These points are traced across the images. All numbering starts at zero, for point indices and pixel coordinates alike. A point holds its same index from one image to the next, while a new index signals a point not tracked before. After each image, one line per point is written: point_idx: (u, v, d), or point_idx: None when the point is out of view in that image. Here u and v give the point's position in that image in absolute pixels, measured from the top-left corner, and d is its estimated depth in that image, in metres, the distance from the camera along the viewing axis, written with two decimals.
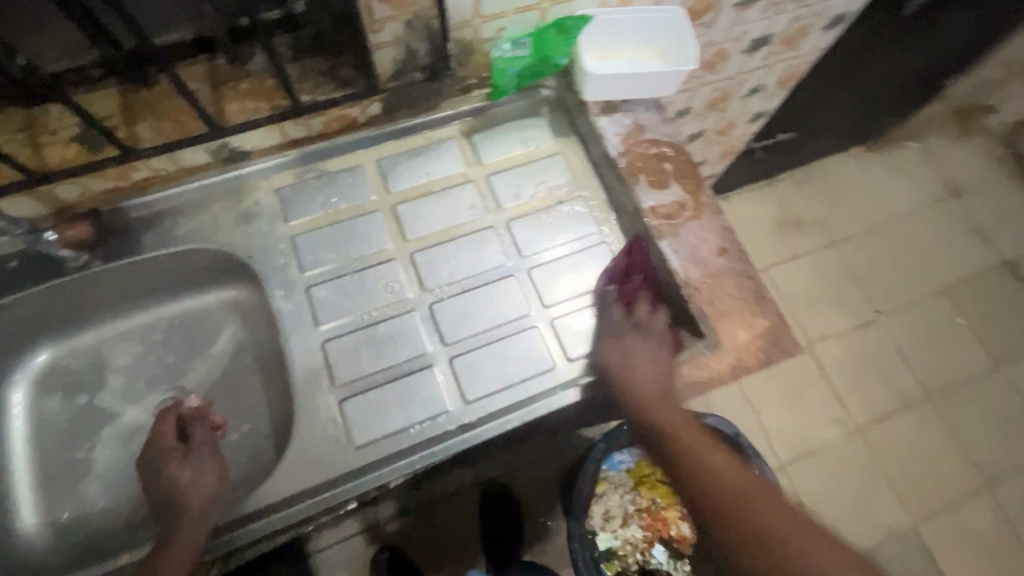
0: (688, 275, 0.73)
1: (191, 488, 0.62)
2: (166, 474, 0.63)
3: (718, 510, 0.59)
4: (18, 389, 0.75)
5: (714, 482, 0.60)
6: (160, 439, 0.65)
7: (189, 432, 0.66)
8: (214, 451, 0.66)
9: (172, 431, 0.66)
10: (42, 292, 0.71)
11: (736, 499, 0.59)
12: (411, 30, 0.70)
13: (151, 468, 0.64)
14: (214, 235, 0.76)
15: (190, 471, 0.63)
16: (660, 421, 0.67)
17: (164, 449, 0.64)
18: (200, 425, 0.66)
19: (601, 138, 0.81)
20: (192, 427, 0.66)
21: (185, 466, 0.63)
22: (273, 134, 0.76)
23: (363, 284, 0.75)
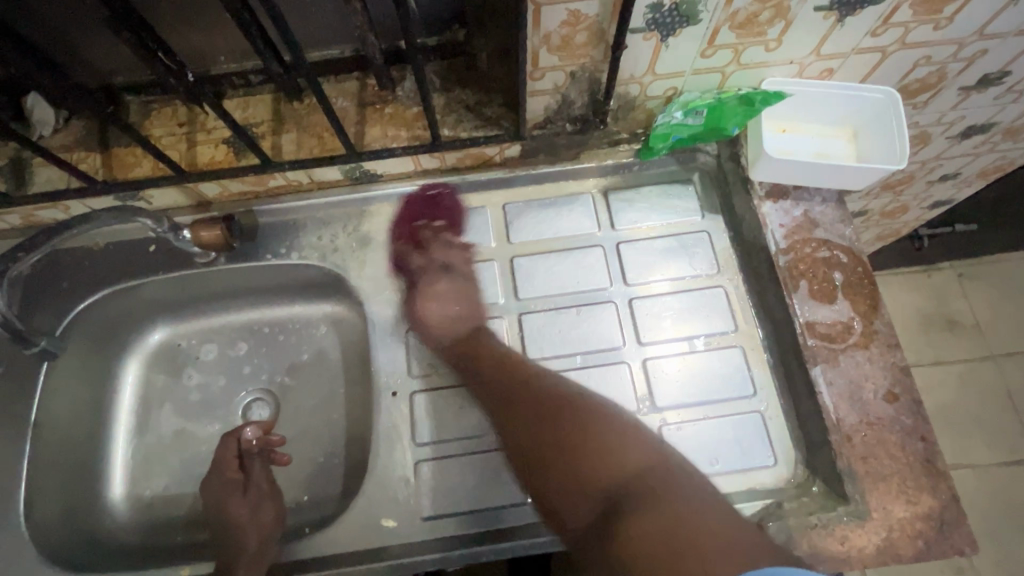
0: (841, 417, 0.60)
1: (248, 519, 0.66)
2: (227, 507, 0.67)
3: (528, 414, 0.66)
4: (133, 361, 0.78)
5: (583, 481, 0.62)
6: (221, 472, 0.69)
7: (248, 466, 0.70)
8: (270, 484, 0.70)
9: (233, 463, 0.69)
10: (170, 279, 0.74)
11: (546, 445, 0.64)
12: (573, 81, 0.63)
13: (213, 498, 0.68)
14: (331, 254, 0.74)
15: (247, 503, 0.68)
16: (565, 425, 0.64)
17: (225, 481, 0.69)
18: (258, 461, 0.70)
19: (761, 227, 0.69)
20: (252, 463, 0.70)
21: (243, 499, 0.67)
22: (407, 163, 0.73)
23: (465, 337, 0.70)
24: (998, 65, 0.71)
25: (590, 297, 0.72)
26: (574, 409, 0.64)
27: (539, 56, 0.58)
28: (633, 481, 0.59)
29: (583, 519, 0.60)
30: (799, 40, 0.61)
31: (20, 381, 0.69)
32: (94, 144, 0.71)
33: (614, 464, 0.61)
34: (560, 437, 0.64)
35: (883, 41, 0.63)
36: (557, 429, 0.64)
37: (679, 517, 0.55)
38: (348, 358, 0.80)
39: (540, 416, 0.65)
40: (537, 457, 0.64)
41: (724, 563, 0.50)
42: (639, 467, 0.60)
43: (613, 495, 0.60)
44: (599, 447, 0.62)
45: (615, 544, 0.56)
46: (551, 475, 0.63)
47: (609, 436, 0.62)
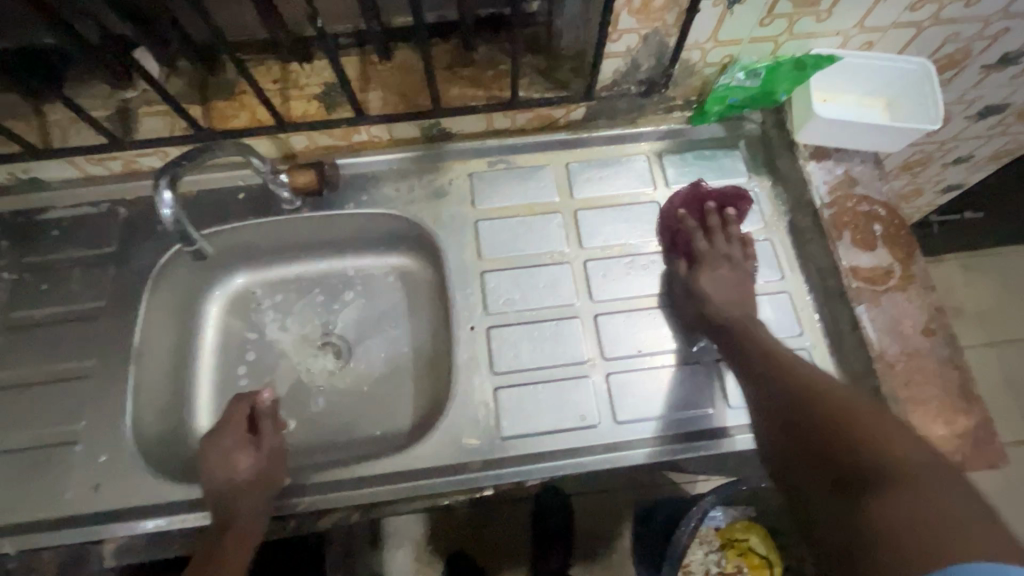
0: (884, 348, 0.67)
1: (259, 480, 0.61)
2: (229, 469, 0.61)
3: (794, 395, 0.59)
4: (215, 302, 0.83)
5: (879, 445, 0.50)
6: (230, 430, 0.63)
7: (259, 428, 0.63)
8: (281, 446, 0.64)
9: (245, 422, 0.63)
10: (257, 224, 0.79)
11: (833, 407, 0.55)
12: (645, 44, 0.69)
13: (218, 459, 0.61)
14: (408, 205, 0.80)
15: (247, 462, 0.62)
16: (826, 401, 0.56)
17: (236, 439, 0.62)
18: (270, 423, 0.64)
19: (806, 184, 0.76)
20: (264, 424, 0.64)
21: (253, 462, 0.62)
22: (481, 121, 0.79)
23: (535, 280, 0.76)
24: (1017, 45, 0.79)
25: (647, 246, 0.79)
26: (824, 387, 0.58)
27: (621, 18, 0.65)
28: (934, 460, 0.48)
29: (820, 487, 0.52)
30: (847, 13, 0.69)
31: (123, 311, 0.73)
32: (194, 96, 0.76)
33: (833, 390, 0.57)
34: (839, 447, 0.52)
35: (919, 17, 0.71)
36: (818, 408, 0.56)
37: (905, 457, 0.49)
38: (416, 305, 0.86)
39: (815, 393, 0.57)
40: (796, 422, 0.57)
41: (933, 499, 0.45)
42: (930, 460, 0.48)
43: (858, 465, 0.50)
44: (858, 435, 0.52)
45: (871, 532, 0.46)
46: (809, 430, 0.55)
47: (829, 392, 0.57)
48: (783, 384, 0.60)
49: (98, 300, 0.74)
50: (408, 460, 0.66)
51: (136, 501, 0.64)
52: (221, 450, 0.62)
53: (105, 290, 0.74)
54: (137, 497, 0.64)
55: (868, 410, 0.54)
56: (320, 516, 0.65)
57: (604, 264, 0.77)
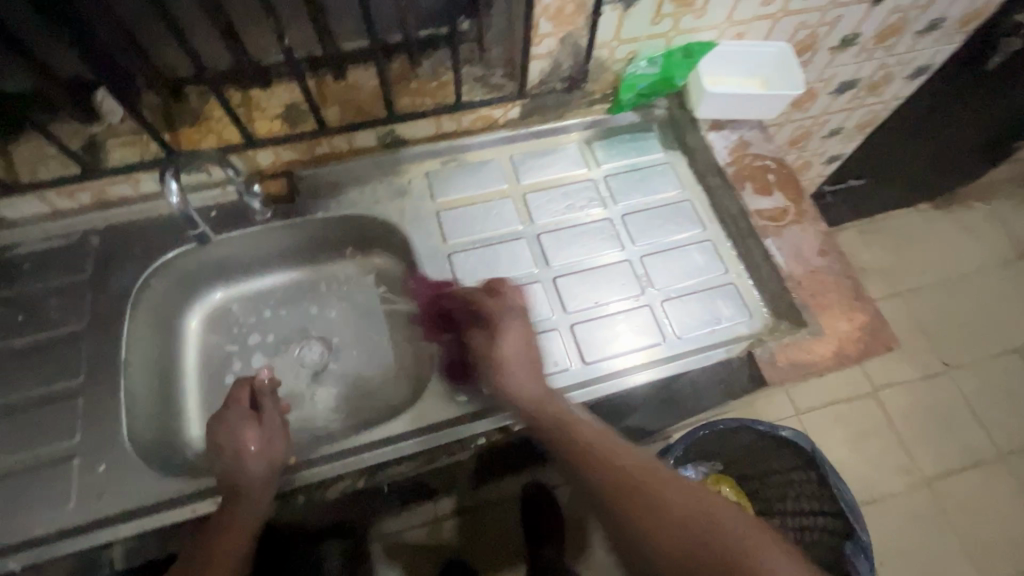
0: (791, 269, 0.81)
1: (265, 450, 0.66)
2: (235, 444, 0.65)
3: (562, 447, 0.67)
4: (195, 318, 0.87)
5: (676, 518, 0.59)
6: (233, 408, 0.68)
7: (260, 404, 0.69)
8: (281, 422, 0.69)
9: (247, 402, 0.69)
10: (231, 238, 0.85)
11: (618, 472, 0.63)
12: (563, 45, 0.83)
13: (225, 437, 0.65)
14: (374, 205, 0.88)
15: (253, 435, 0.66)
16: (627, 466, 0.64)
17: (240, 416, 0.67)
18: (271, 400, 0.70)
19: (710, 150, 0.92)
20: (265, 401, 0.70)
21: (259, 434, 0.66)
22: (431, 125, 0.90)
23: (496, 255, 0.86)
24: (850, 29, 1.00)
25: (589, 216, 0.91)
26: (642, 481, 0.63)
27: (540, 23, 0.78)
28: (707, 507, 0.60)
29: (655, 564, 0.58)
30: (718, 9, 0.85)
31: (106, 330, 0.76)
32: (160, 124, 0.81)
33: (625, 454, 0.65)
34: (649, 506, 0.61)
35: (773, 10, 0.89)
36: (589, 439, 0.66)
37: (668, 504, 0.61)
38: (390, 298, 0.93)
39: (607, 464, 0.64)
40: (584, 446, 0.66)
41: None
42: (684, 501, 0.61)
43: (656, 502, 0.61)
44: (652, 501, 0.61)
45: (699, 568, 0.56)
46: (640, 501, 0.61)
47: (670, 491, 0.62)
48: (596, 455, 0.65)
49: (79, 323, 0.76)
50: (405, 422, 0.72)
51: (142, 501, 0.65)
52: (227, 428, 0.66)
53: (85, 312, 0.77)
54: (144, 496, 0.66)
55: (639, 463, 0.65)
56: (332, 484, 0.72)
57: (554, 236, 0.88)
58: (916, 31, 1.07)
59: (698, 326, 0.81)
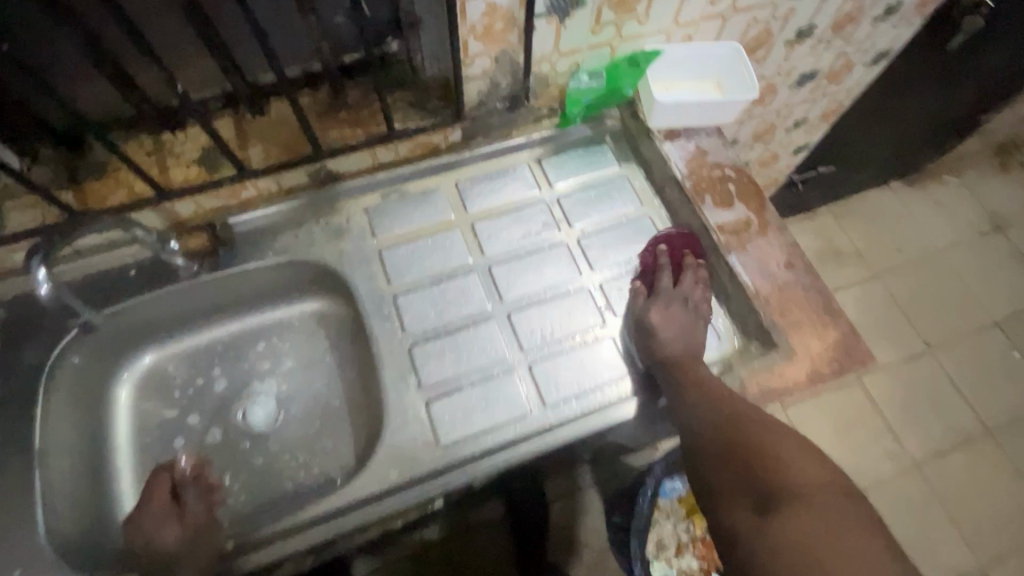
0: (758, 287, 0.76)
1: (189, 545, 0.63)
2: (159, 543, 0.63)
3: (749, 426, 0.67)
4: (124, 387, 0.80)
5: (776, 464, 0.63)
6: (151, 505, 0.65)
7: (182, 496, 0.66)
8: (207, 513, 0.66)
9: (164, 496, 0.65)
10: (153, 298, 0.78)
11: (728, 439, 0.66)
12: (497, 64, 0.77)
13: (145, 537, 0.63)
14: (309, 248, 0.82)
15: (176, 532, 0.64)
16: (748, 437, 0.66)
17: (158, 514, 0.64)
18: (193, 489, 0.66)
19: (666, 162, 0.86)
20: (186, 491, 0.66)
21: (180, 529, 0.63)
22: (365, 157, 0.84)
23: (446, 294, 0.80)
24: (805, 21, 0.95)
25: (542, 242, 0.85)
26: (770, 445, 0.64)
27: (469, 43, 0.72)
28: (834, 487, 0.61)
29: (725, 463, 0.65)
30: (662, 11, 0.80)
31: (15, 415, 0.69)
32: (63, 181, 0.75)
33: (805, 471, 0.62)
34: (747, 444, 0.65)
35: (721, 8, 0.84)
36: (745, 434, 0.66)
37: (788, 462, 0.63)
38: (339, 345, 0.87)
39: (733, 418, 0.67)
40: (727, 438, 0.67)
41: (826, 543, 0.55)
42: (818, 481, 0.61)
43: (769, 488, 0.61)
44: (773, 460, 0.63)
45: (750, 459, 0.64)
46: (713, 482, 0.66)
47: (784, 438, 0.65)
48: (748, 431, 0.66)
49: None
50: (353, 489, 0.67)
51: None
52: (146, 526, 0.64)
53: None
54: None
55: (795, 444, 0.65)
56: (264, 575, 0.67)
57: (508, 268, 0.83)
58: (874, 16, 1.02)
59: None
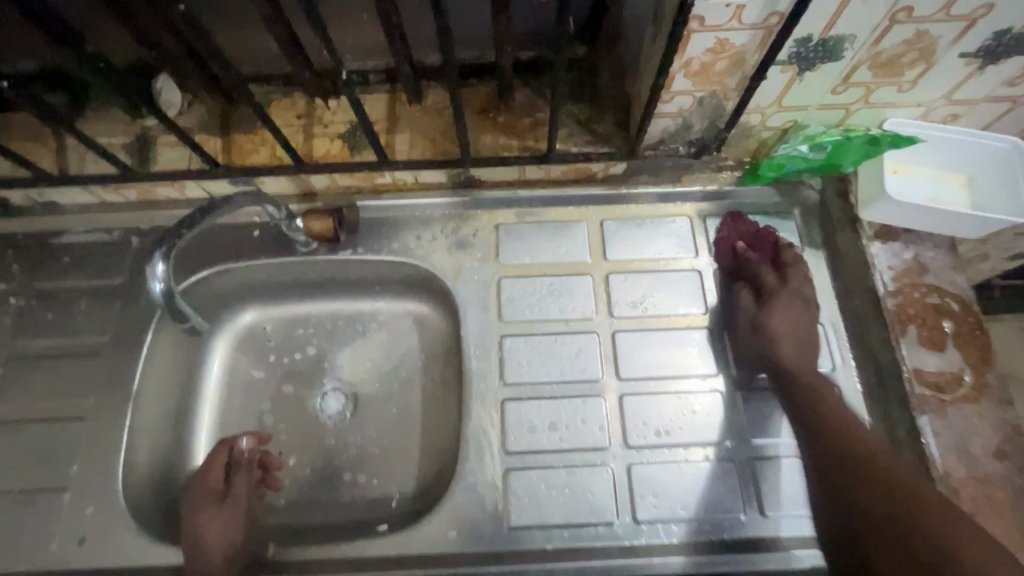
0: (948, 469, 0.59)
1: (220, 533, 0.62)
2: (197, 520, 0.62)
3: (845, 478, 0.57)
4: (221, 342, 0.80)
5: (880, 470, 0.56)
6: (207, 475, 0.65)
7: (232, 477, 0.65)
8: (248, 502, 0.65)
9: (219, 473, 0.65)
10: (269, 265, 0.76)
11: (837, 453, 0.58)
12: (699, 106, 0.63)
13: (190, 508, 0.64)
14: (429, 254, 0.75)
15: (221, 517, 0.63)
16: (861, 461, 0.57)
17: (207, 488, 0.64)
18: (241, 474, 0.65)
19: (869, 267, 0.69)
20: (237, 475, 0.65)
21: (218, 513, 0.63)
22: (513, 172, 0.74)
23: (558, 349, 0.70)
24: None
25: (682, 318, 0.72)
26: (883, 465, 0.56)
27: (675, 79, 0.58)
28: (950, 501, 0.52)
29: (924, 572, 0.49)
30: (935, 83, 0.61)
31: (126, 349, 0.71)
32: (214, 128, 0.73)
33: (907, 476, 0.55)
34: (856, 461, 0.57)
35: (1019, 92, 0.62)
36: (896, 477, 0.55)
37: (889, 472, 0.56)
38: (430, 357, 0.82)
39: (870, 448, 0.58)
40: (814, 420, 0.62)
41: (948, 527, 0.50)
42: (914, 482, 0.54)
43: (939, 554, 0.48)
44: (881, 476, 0.55)
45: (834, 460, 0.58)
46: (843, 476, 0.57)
47: (877, 452, 0.58)
48: (870, 484, 0.55)
49: (103, 336, 0.71)
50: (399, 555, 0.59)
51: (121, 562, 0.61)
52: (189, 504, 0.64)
53: (111, 325, 0.72)
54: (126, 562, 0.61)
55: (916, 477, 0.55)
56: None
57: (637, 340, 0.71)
58: None
59: (789, 508, 0.63)
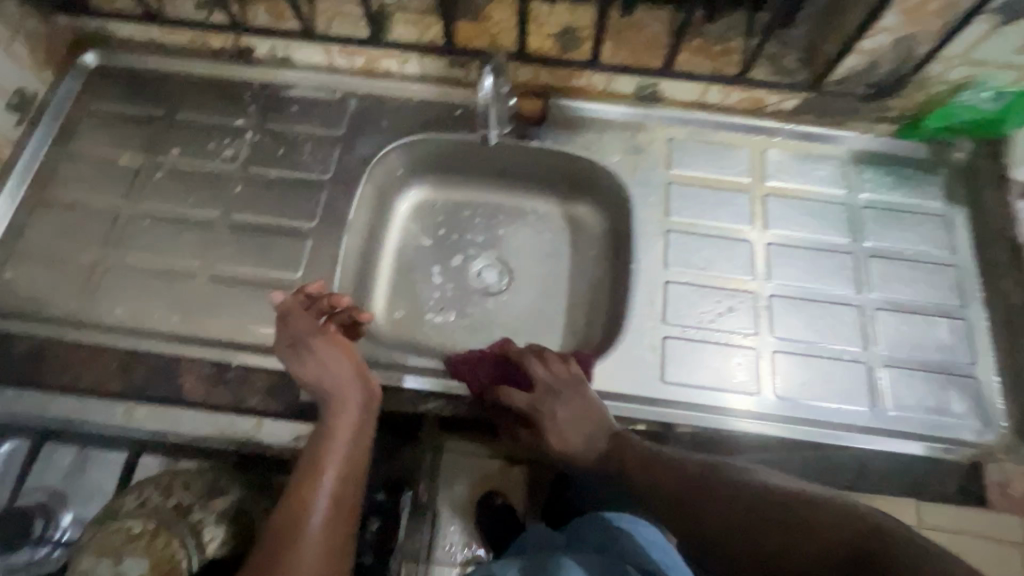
0: None
1: (325, 372, 0.62)
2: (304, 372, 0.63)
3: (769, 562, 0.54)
4: (405, 202, 0.92)
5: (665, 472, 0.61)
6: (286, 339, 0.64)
7: (298, 321, 0.64)
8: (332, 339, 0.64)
9: (286, 330, 0.64)
10: (463, 140, 0.87)
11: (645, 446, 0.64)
12: (896, 47, 0.72)
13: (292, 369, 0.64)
14: (607, 153, 0.85)
15: (321, 360, 0.63)
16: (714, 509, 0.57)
17: (287, 347, 0.64)
18: (305, 314, 0.65)
19: (1013, 221, 0.77)
20: (299, 320, 0.64)
21: (311, 359, 0.63)
22: (695, 92, 0.84)
23: (714, 249, 0.80)
24: None
25: (828, 242, 0.80)
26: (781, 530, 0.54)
27: (887, 14, 0.68)
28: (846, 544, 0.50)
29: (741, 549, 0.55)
30: None
31: (344, 188, 0.82)
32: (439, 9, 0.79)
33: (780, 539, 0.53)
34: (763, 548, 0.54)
35: None
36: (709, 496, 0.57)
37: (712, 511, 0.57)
38: (582, 252, 0.92)
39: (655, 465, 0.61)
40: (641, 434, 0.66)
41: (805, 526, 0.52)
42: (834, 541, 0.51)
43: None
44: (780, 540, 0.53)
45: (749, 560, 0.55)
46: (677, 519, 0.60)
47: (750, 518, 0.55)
48: (716, 510, 0.57)
49: (324, 174, 0.83)
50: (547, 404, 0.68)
51: None
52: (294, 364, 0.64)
53: (330, 166, 0.83)
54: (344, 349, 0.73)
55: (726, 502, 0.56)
56: (422, 401, 0.73)
57: (786, 255, 0.80)
58: None
59: (912, 410, 0.71)
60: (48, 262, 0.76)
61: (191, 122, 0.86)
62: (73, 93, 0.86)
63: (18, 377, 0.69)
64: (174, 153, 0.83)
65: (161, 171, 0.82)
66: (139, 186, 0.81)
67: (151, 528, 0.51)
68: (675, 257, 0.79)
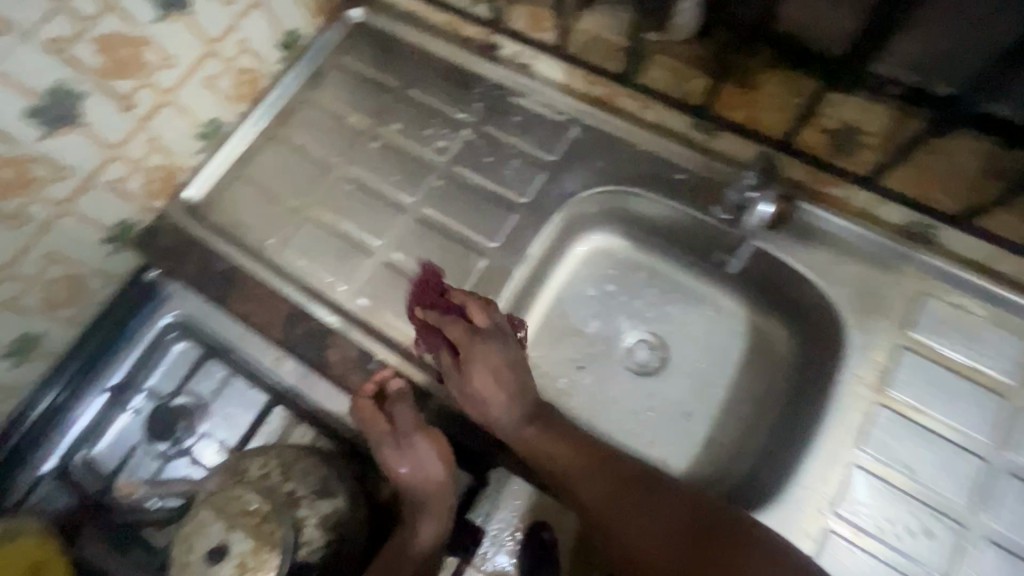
0: None
1: (425, 469, 0.65)
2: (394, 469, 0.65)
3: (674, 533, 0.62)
4: (583, 245, 0.86)
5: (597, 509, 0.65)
6: (375, 432, 0.67)
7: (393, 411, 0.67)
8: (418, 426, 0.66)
9: (381, 417, 0.67)
10: (673, 209, 0.77)
11: (584, 462, 0.66)
12: None
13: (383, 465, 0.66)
14: (837, 283, 0.70)
15: (412, 454, 0.65)
16: (619, 503, 0.64)
17: (381, 433, 0.67)
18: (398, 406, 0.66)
19: None
20: (396, 408, 0.67)
21: (402, 452, 0.65)
22: (985, 252, 0.67)
23: (929, 448, 0.65)
24: None
25: None
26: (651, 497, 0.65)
27: None
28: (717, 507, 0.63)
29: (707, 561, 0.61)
30: None
31: (537, 219, 0.79)
32: (711, 67, 0.73)
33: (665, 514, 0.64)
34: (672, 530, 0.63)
35: None
36: (614, 505, 0.64)
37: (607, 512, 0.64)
38: (752, 370, 0.80)
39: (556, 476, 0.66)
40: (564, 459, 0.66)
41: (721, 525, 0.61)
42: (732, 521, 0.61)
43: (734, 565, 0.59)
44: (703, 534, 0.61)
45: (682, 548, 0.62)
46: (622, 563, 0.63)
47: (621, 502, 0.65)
48: (647, 506, 0.64)
49: (522, 198, 0.80)
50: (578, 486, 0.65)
51: None
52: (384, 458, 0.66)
53: (531, 192, 0.80)
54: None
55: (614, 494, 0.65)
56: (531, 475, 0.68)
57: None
58: None
59: None
60: (261, 193, 0.83)
61: (419, 101, 0.87)
62: (331, 40, 0.91)
63: (208, 292, 0.77)
64: (394, 127, 0.86)
65: (378, 141, 0.85)
66: (355, 149, 0.85)
67: (264, 510, 0.55)
68: (874, 440, 0.65)
